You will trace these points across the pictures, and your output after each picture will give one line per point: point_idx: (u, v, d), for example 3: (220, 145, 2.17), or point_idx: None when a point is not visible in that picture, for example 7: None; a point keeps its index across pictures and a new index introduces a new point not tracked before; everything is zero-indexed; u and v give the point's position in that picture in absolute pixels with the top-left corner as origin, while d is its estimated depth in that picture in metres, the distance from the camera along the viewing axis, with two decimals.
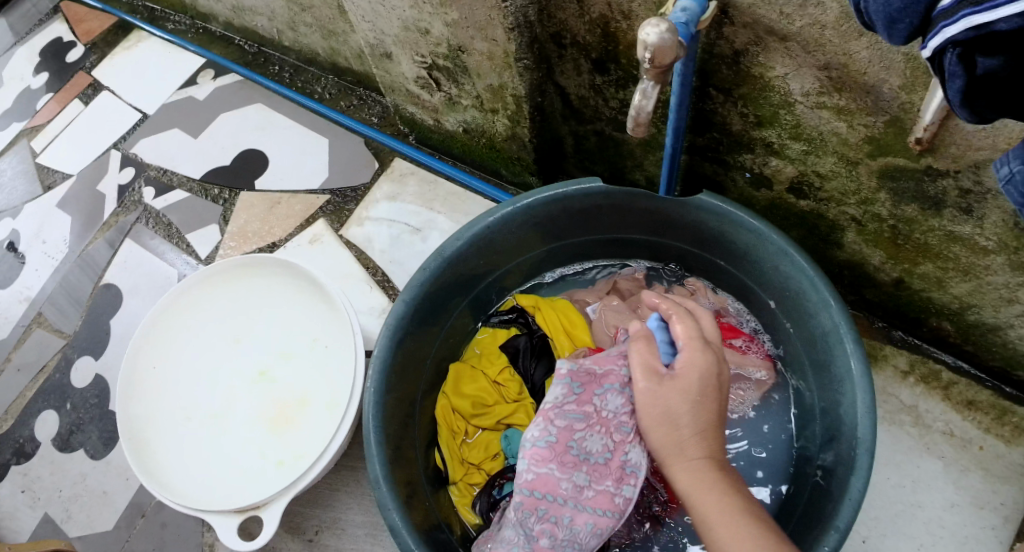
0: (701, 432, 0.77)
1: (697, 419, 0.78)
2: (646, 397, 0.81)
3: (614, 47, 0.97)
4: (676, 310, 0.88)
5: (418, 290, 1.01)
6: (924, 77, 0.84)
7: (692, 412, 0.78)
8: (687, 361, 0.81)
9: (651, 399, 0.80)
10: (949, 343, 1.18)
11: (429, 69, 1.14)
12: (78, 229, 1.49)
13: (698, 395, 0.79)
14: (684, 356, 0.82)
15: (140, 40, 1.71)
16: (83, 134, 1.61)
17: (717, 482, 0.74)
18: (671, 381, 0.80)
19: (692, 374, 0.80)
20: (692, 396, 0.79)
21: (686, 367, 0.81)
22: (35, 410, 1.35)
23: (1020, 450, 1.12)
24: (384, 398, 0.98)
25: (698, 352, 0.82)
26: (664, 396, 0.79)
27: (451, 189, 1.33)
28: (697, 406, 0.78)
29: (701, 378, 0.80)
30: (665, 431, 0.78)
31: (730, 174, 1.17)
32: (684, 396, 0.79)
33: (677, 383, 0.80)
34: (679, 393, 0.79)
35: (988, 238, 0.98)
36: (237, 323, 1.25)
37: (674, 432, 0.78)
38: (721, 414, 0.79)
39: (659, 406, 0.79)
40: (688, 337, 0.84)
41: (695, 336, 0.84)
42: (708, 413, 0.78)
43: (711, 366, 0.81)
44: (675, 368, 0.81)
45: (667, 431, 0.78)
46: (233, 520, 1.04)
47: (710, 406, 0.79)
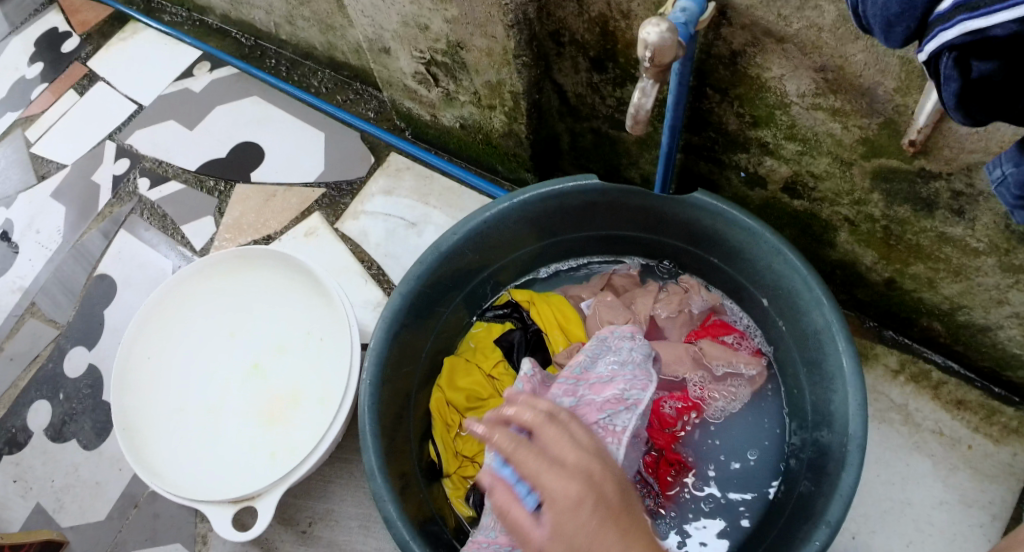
0: (587, 551, 0.68)
1: (584, 547, 0.68)
2: (543, 542, 0.70)
3: (613, 46, 0.97)
4: (538, 423, 0.78)
5: (413, 284, 1.01)
6: (918, 80, 0.85)
7: (599, 546, 0.68)
8: (557, 490, 0.71)
9: (555, 535, 0.69)
10: (939, 344, 1.20)
11: (428, 65, 1.15)
12: (72, 219, 1.49)
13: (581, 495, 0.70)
14: (546, 476, 0.72)
15: (136, 31, 1.70)
16: (78, 124, 1.60)
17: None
18: (555, 535, 0.69)
19: (566, 514, 0.69)
20: (597, 515, 0.69)
21: (553, 499, 0.70)
22: (27, 400, 1.34)
23: (1008, 450, 1.14)
24: (379, 391, 0.98)
25: (568, 470, 0.73)
26: (563, 537, 0.69)
27: (446, 184, 1.34)
28: (594, 541, 0.68)
29: (579, 528, 0.68)
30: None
31: (725, 173, 1.17)
32: (573, 547, 0.68)
33: (551, 513, 0.70)
34: (559, 533, 0.69)
35: (979, 240, 0.99)
36: (232, 315, 1.25)
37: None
38: (620, 537, 0.69)
39: (556, 540, 0.69)
40: (572, 441, 0.76)
41: (564, 459, 0.74)
42: (613, 537, 0.68)
43: (586, 482, 0.71)
44: (555, 498, 0.70)
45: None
46: (228, 510, 1.05)
47: (612, 535, 0.69)
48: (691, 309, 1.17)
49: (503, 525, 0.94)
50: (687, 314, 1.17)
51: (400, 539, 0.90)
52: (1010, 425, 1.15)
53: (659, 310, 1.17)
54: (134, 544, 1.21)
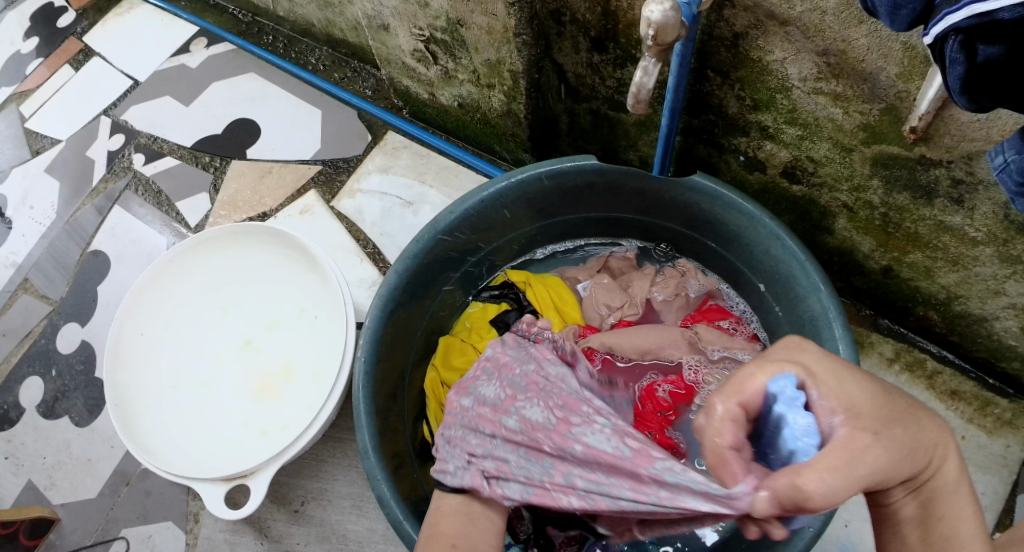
0: (897, 420, 0.59)
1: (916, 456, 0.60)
2: (865, 466, 0.56)
3: (614, 27, 0.96)
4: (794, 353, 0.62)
5: (410, 262, 1.00)
6: (921, 66, 0.84)
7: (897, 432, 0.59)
8: (852, 396, 0.59)
9: (877, 452, 0.57)
10: (934, 333, 1.19)
11: (427, 42, 1.13)
12: (67, 194, 1.48)
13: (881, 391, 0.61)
14: (846, 385, 0.59)
15: (133, 7, 1.68)
16: (73, 99, 1.59)
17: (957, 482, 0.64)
18: (862, 421, 0.58)
19: (871, 405, 0.59)
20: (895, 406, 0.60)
21: (850, 408, 0.58)
22: (19, 376, 1.34)
23: (1001, 441, 1.14)
24: (374, 369, 0.98)
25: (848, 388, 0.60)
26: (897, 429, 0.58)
27: (443, 163, 1.33)
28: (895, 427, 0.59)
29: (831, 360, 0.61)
30: (904, 441, 0.59)
31: (724, 157, 1.17)
32: (876, 386, 0.60)
33: (865, 415, 0.58)
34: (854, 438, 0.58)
35: (977, 230, 0.99)
36: (226, 290, 1.25)
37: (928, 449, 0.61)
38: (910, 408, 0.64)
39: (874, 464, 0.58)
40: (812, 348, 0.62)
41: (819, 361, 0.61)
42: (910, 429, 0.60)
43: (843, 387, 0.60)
44: (856, 408, 0.58)
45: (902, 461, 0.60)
46: (219, 488, 1.05)
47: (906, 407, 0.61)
48: (688, 292, 1.16)
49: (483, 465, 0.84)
50: (684, 298, 1.16)
51: (393, 519, 0.90)
52: (1003, 416, 1.15)
53: (655, 293, 1.16)
54: (126, 521, 1.21)
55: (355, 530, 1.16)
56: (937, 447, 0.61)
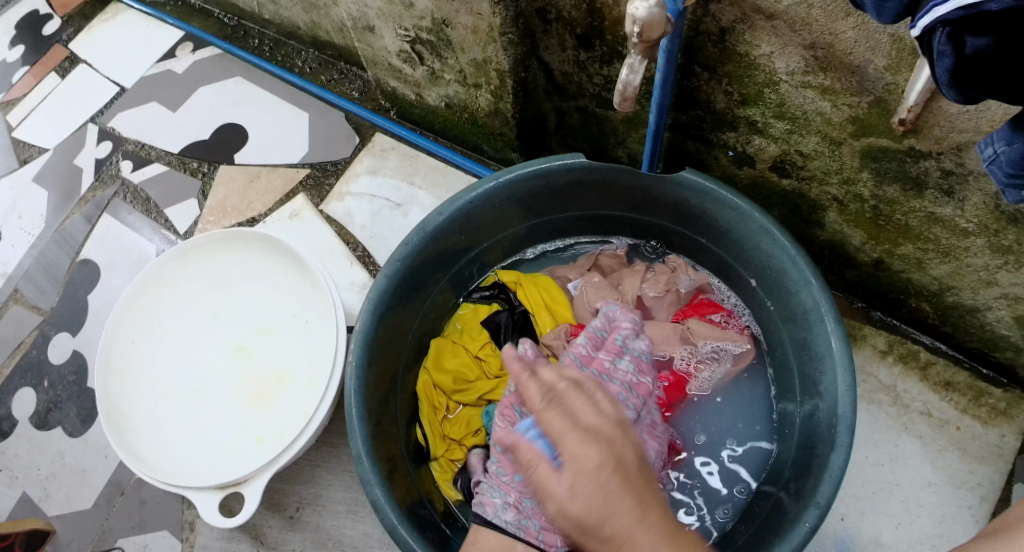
0: (606, 488, 0.71)
1: (619, 536, 0.70)
2: (557, 511, 0.73)
3: (600, 23, 0.95)
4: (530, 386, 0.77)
5: (399, 265, 1.00)
6: (909, 58, 0.84)
7: (613, 512, 0.70)
8: (575, 454, 0.72)
9: (564, 516, 0.72)
10: (927, 324, 1.19)
11: (413, 42, 1.13)
12: (55, 203, 1.47)
13: (597, 472, 0.71)
14: (570, 440, 0.73)
15: (118, 12, 1.67)
16: (60, 108, 1.58)
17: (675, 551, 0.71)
18: (574, 495, 0.71)
19: (588, 488, 0.71)
20: (602, 492, 0.71)
21: (577, 469, 0.72)
22: (11, 387, 1.33)
23: (996, 431, 1.14)
24: (365, 374, 0.97)
25: (583, 448, 0.72)
26: (584, 497, 0.71)
27: (432, 164, 1.32)
28: (613, 501, 0.71)
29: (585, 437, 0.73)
30: (579, 534, 0.72)
31: (713, 152, 1.16)
32: (596, 488, 0.71)
33: (579, 490, 0.71)
34: (579, 488, 0.71)
35: (968, 220, 0.98)
36: (217, 296, 1.24)
37: (612, 544, 0.70)
38: (648, 497, 0.72)
39: (570, 521, 0.72)
40: (592, 406, 0.77)
41: (586, 424, 0.74)
42: (633, 515, 0.70)
43: (609, 449, 0.73)
44: (577, 465, 0.72)
45: (593, 535, 0.71)
46: (214, 496, 1.04)
47: (631, 499, 0.71)
48: (679, 288, 1.16)
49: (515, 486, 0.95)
50: (674, 293, 1.15)
51: (388, 524, 0.90)
52: (998, 406, 1.15)
53: (646, 290, 1.16)
54: (121, 532, 1.20)
55: (350, 535, 1.15)
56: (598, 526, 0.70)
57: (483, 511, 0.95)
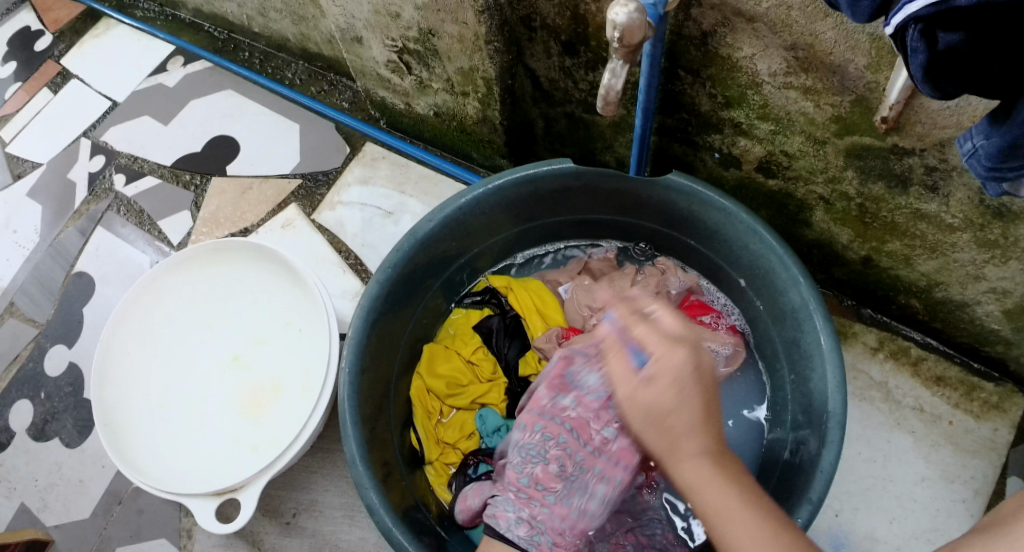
0: (680, 395, 0.72)
1: (683, 434, 0.70)
2: (630, 397, 0.75)
3: (584, 30, 0.97)
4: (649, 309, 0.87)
5: (391, 271, 1.01)
6: (889, 57, 0.85)
7: (681, 415, 0.71)
8: (662, 353, 0.76)
9: (634, 403, 0.74)
10: (918, 321, 1.20)
11: (400, 52, 1.14)
12: (49, 217, 1.48)
13: (683, 386, 0.72)
14: (655, 344, 0.77)
15: (108, 28, 1.68)
16: (53, 123, 1.59)
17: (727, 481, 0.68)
18: (653, 381, 0.73)
19: (667, 372, 0.74)
20: (676, 386, 0.72)
21: (658, 361, 0.75)
22: (8, 400, 1.33)
23: (988, 425, 1.15)
24: (359, 380, 0.98)
25: (667, 351, 0.75)
26: (661, 386, 0.73)
27: (422, 173, 1.33)
28: (686, 394, 0.72)
29: (682, 361, 0.74)
30: (643, 422, 0.73)
31: (699, 155, 1.18)
32: (676, 373, 0.73)
33: (661, 379, 0.73)
34: (660, 373, 0.74)
35: (954, 216, 0.99)
36: (212, 306, 1.25)
37: (671, 433, 0.71)
38: (719, 420, 0.73)
39: (642, 409, 0.73)
40: (663, 331, 0.80)
41: (669, 332, 0.79)
42: (698, 414, 0.71)
43: (693, 354, 0.75)
44: (660, 358, 0.75)
45: (655, 426, 0.72)
46: (211, 503, 1.05)
47: (701, 403, 0.72)
48: (670, 289, 1.15)
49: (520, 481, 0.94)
50: (666, 295, 1.15)
51: (383, 526, 0.90)
52: (990, 400, 1.16)
53: (637, 292, 1.14)
54: (120, 540, 1.21)
55: (347, 540, 1.16)
56: (671, 414, 0.71)
57: (494, 524, 0.91)
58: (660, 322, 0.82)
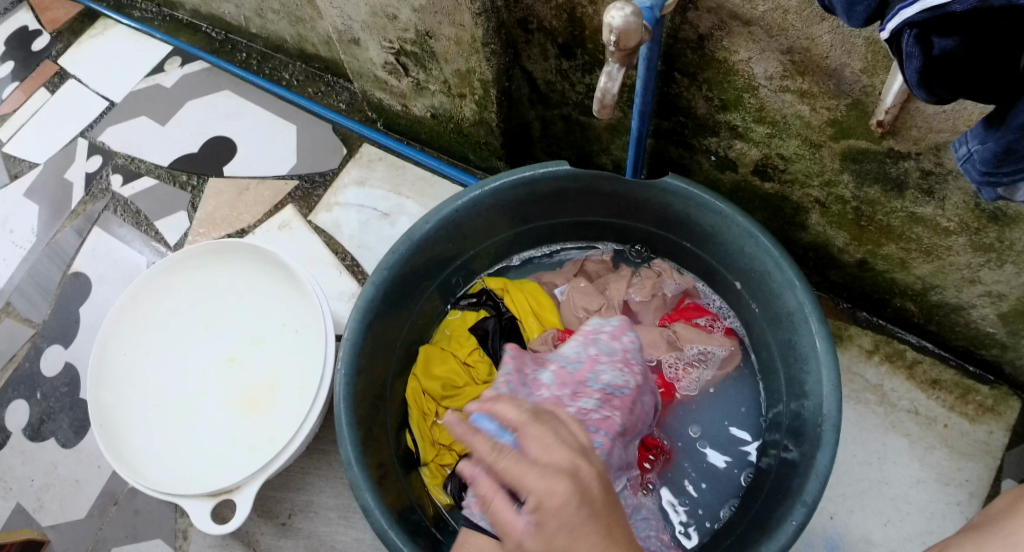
0: (564, 526, 0.62)
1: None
2: (507, 543, 0.64)
3: (581, 33, 0.97)
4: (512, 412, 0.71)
5: (386, 274, 1.01)
6: (885, 61, 0.85)
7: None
8: (540, 492, 0.62)
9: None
10: (913, 324, 1.21)
11: (397, 54, 1.14)
12: (46, 217, 1.47)
13: (591, 525, 0.62)
14: (529, 480, 0.63)
15: (106, 28, 1.68)
16: (50, 122, 1.58)
17: None
18: (534, 529, 0.62)
19: (553, 509, 0.62)
20: (564, 530, 0.62)
21: (539, 505, 0.62)
22: (5, 400, 1.33)
23: (983, 428, 1.15)
24: (355, 382, 0.98)
25: (546, 481, 0.63)
26: (551, 537, 0.61)
27: (419, 174, 1.34)
28: (573, 539, 0.62)
29: (564, 510, 0.62)
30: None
31: (695, 157, 1.18)
32: (563, 504, 0.62)
33: (545, 524, 0.62)
34: (546, 521, 0.62)
35: (949, 219, 1.00)
36: (208, 307, 1.25)
37: None
38: (621, 534, 0.64)
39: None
40: (562, 440, 0.67)
41: (536, 457, 0.65)
42: (595, 550, 0.62)
43: (575, 482, 0.63)
44: (541, 503, 0.62)
45: None
46: (206, 504, 1.05)
47: (598, 532, 0.63)
48: (665, 292, 1.17)
49: None
50: (660, 298, 1.17)
51: (379, 528, 0.90)
52: (985, 403, 1.17)
53: (633, 294, 1.17)
54: (116, 540, 1.21)
55: (343, 541, 1.16)
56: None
57: (471, 513, 0.97)
58: (542, 432, 0.67)
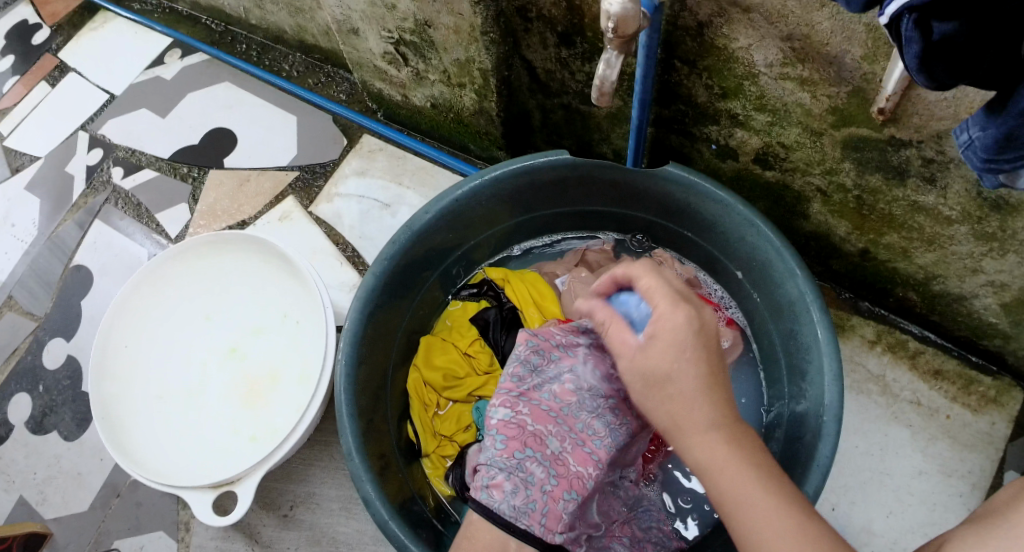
0: (687, 356, 0.70)
1: (696, 432, 0.68)
2: (628, 359, 0.74)
3: (580, 21, 0.96)
4: (633, 269, 0.79)
5: (386, 263, 1.01)
6: (885, 48, 0.85)
7: (684, 386, 0.69)
8: (659, 321, 0.72)
9: (634, 368, 0.72)
10: (916, 313, 1.20)
11: (396, 44, 1.13)
12: (47, 211, 1.48)
13: (692, 355, 0.70)
14: (658, 310, 0.73)
15: (106, 21, 1.68)
16: (51, 116, 1.59)
17: (762, 481, 0.66)
18: (649, 346, 0.71)
19: (668, 339, 0.71)
20: (676, 353, 0.70)
21: (654, 331, 0.72)
22: (7, 393, 1.33)
23: (985, 419, 1.15)
24: (355, 372, 0.98)
25: (669, 312, 0.72)
26: (657, 353, 0.71)
27: (420, 164, 1.33)
28: (683, 366, 0.70)
29: (683, 339, 0.70)
30: (643, 388, 0.72)
31: (697, 146, 1.17)
32: (686, 330, 0.71)
33: (659, 344, 0.71)
34: (658, 341, 0.71)
35: (951, 208, 0.99)
36: (209, 299, 1.25)
37: (672, 402, 0.69)
38: (728, 387, 0.70)
39: (639, 374, 0.72)
40: (671, 282, 0.77)
41: (674, 285, 0.76)
42: (705, 395, 0.69)
43: (694, 313, 0.72)
44: (657, 324, 0.72)
45: (657, 394, 0.70)
46: (207, 496, 1.05)
47: (705, 367, 0.70)
48: None
49: (500, 445, 0.91)
50: None
51: (380, 519, 0.90)
52: (988, 394, 1.16)
53: None
54: (118, 533, 1.21)
55: (344, 533, 1.16)
56: (678, 428, 0.69)
57: (487, 497, 0.87)
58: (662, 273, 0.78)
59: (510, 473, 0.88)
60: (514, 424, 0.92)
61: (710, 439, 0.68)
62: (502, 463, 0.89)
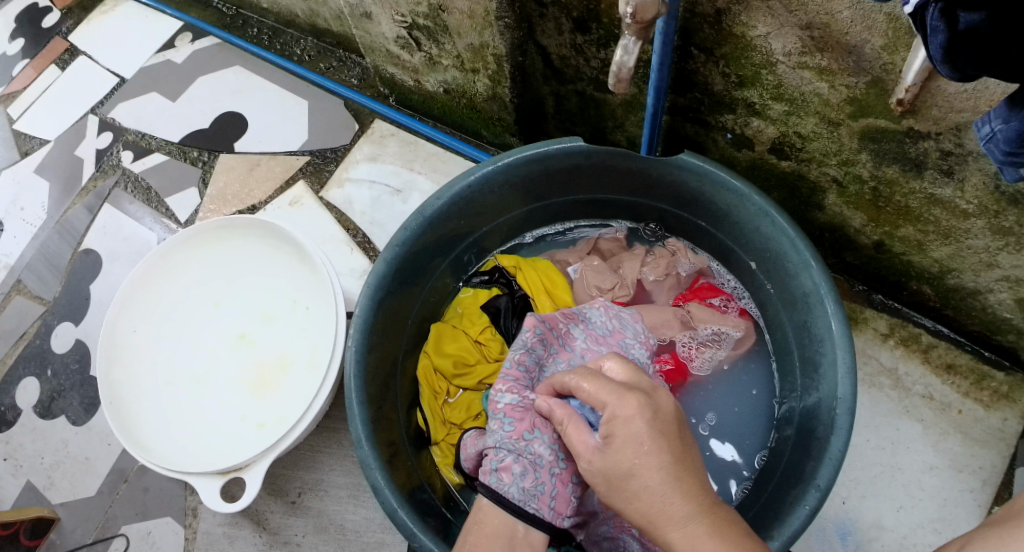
0: (643, 445, 0.67)
1: (667, 525, 0.65)
2: (589, 463, 0.71)
3: (596, 6, 0.95)
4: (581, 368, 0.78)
5: (398, 250, 1.00)
6: (906, 37, 0.84)
7: (647, 477, 0.66)
8: (612, 413, 0.70)
9: (596, 471, 0.70)
10: (929, 307, 1.19)
11: (410, 29, 1.12)
12: (57, 195, 1.47)
13: (647, 445, 0.67)
14: (608, 403, 0.71)
15: (117, 4, 1.67)
16: (61, 99, 1.58)
17: None
18: (606, 449, 0.69)
19: (623, 433, 0.68)
20: (632, 445, 0.67)
21: (609, 427, 0.70)
22: (16, 377, 1.33)
23: (998, 415, 1.14)
24: (365, 359, 0.98)
25: (619, 404, 0.70)
26: (615, 451, 0.68)
27: (431, 150, 1.33)
28: (642, 455, 0.67)
29: (636, 427, 0.68)
30: (608, 488, 0.69)
31: (711, 135, 1.16)
32: (637, 419, 0.68)
33: (615, 444, 0.69)
34: (615, 438, 0.69)
35: (968, 202, 0.98)
36: (218, 284, 1.24)
37: (637, 498, 0.66)
38: (694, 471, 0.67)
39: (603, 475, 0.69)
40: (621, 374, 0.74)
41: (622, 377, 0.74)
42: (670, 483, 0.65)
43: (646, 402, 0.70)
44: (609, 423, 0.70)
45: (622, 494, 0.68)
46: (215, 482, 1.05)
47: (666, 455, 0.67)
48: (679, 272, 1.16)
49: (507, 429, 0.91)
50: (675, 278, 1.16)
51: (388, 507, 0.90)
52: (1000, 390, 1.15)
53: (646, 274, 1.16)
54: (125, 519, 1.21)
55: (352, 520, 1.16)
56: (653, 522, 0.65)
57: (497, 481, 0.87)
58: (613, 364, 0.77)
59: (519, 456, 0.88)
60: (521, 407, 0.92)
61: (683, 531, 0.64)
62: (510, 446, 0.89)
